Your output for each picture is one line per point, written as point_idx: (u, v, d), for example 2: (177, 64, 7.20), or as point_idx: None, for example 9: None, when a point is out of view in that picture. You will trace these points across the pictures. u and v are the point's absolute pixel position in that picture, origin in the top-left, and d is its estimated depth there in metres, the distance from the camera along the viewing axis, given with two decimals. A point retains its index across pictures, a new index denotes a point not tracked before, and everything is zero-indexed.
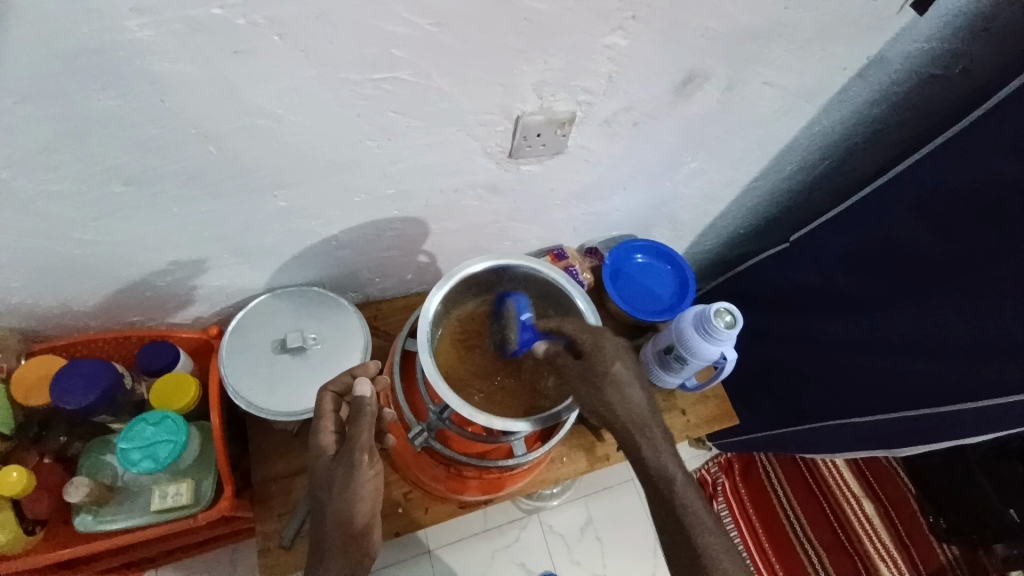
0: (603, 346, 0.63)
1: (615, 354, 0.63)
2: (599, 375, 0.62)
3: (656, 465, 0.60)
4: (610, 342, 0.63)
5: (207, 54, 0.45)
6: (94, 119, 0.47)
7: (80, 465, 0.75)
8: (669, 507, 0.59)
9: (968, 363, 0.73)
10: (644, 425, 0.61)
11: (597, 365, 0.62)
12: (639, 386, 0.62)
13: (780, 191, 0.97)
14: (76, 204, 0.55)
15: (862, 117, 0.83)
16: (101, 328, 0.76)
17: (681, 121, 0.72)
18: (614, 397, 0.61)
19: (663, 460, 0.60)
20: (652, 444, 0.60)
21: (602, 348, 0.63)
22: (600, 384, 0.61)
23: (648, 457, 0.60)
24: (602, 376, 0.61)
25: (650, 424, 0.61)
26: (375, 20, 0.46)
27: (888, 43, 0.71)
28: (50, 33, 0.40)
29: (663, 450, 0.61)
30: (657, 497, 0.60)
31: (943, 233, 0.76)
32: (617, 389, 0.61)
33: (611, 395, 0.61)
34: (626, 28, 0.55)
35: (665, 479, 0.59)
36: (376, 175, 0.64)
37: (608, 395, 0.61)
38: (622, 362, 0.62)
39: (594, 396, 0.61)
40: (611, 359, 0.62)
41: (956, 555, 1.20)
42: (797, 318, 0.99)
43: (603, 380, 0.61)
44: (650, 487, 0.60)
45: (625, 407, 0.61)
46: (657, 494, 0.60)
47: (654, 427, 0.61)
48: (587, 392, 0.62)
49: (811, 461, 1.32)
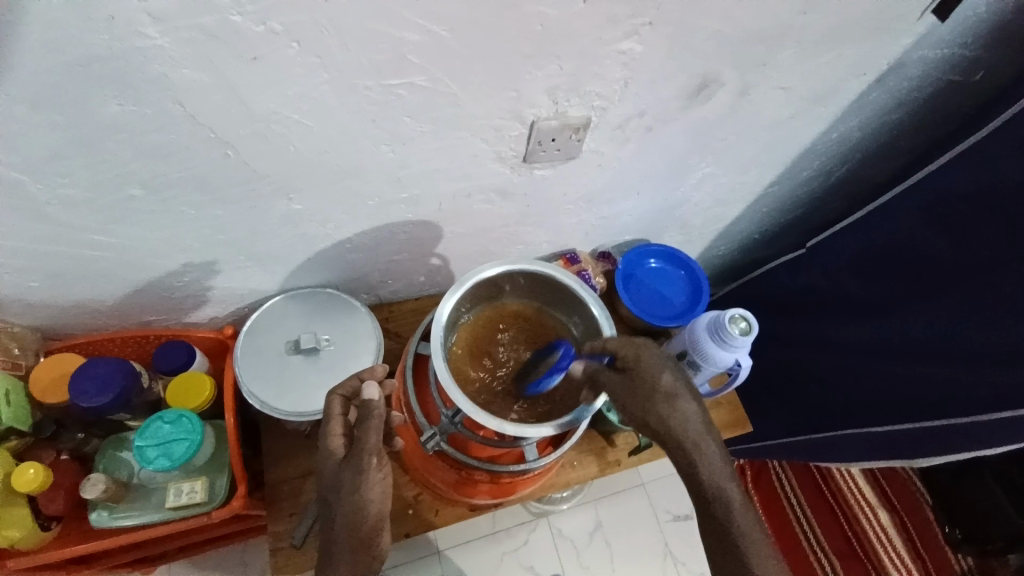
0: (647, 359, 0.60)
1: (662, 366, 0.61)
2: (650, 390, 0.60)
3: (710, 482, 0.59)
4: (653, 354, 0.61)
5: (222, 60, 0.45)
6: (111, 125, 0.48)
7: (97, 463, 0.76)
8: (722, 526, 0.58)
9: (986, 374, 0.72)
10: (699, 441, 0.59)
11: (644, 378, 0.60)
12: (690, 398, 0.61)
13: (795, 196, 0.96)
14: (92, 207, 0.55)
15: (878, 122, 0.82)
16: (118, 327, 0.77)
17: (692, 127, 0.72)
18: (668, 413, 0.59)
19: (719, 477, 0.59)
20: (706, 460, 0.59)
21: (645, 362, 0.60)
22: (652, 400, 0.59)
23: (704, 475, 0.59)
24: (653, 392, 0.59)
25: (706, 440, 0.60)
26: (387, 25, 0.46)
27: (905, 50, 0.70)
28: (67, 39, 0.40)
29: (718, 467, 0.59)
30: (709, 515, 0.59)
31: (957, 242, 0.75)
32: (670, 404, 0.59)
33: (664, 410, 0.59)
34: (637, 34, 0.55)
35: (719, 497, 0.58)
36: (388, 179, 0.64)
37: (662, 411, 0.59)
38: (670, 374, 0.61)
39: (646, 412, 0.60)
40: (659, 373, 0.60)
41: (970, 564, 1.19)
42: (810, 326, 0.98)
43: (653, 393, 0.59)
44: (703, 505, 0.59)
45: (678, 417, 0.59)
46: (709, 513, 0.59)
47: (708, 443, 0.60)
48: (638, 408, 0.60)
49: (825, 470, 1.30)
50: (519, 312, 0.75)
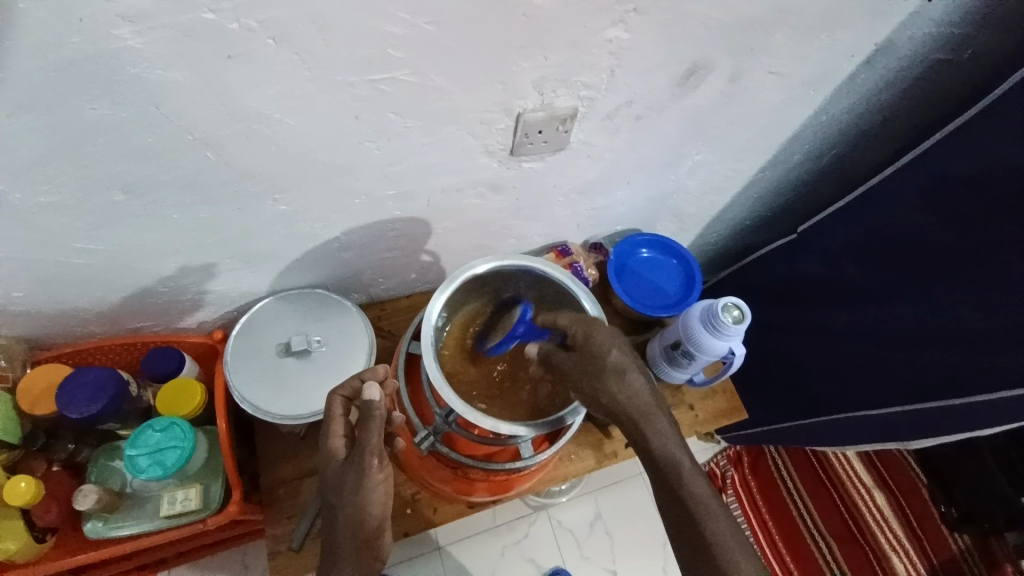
0: (592, 335, 0.62)
1: (611, 342, 0.62)
2: (598, 364, 0.61)
3: (662, 451, 0.58)
4: (601, 330, 0.62)
5: (200, 59, 0.44)
6: (89, 129, 0.46)
7: (90, 473, 0.75)
8: (674, 492, 0.58)
9: (980, 352, 0.72)
10: (649, 412, 0.60)
11: (591, 353, 0.61)
12: (639, 372, 0.61)
13: (788, 181, 0.96)
14: (74, 213, 0.54)
15: (869, 104, 0.82)
16: (106, 335, 0.75)
17: (683, 114, 0.71)
18: (617, 385, 0.60)
19: (671, 448, 0.58)
20: (656, 430, 0.59)
21: (594, 338, 0.62)
22: (601, 373, 0.60)
23: (654, 443, 0.59)
24: (602, 366, 0.60)
25: (655, 410, 0.60)
26: (367, 20, 0.45)
27: (895, 30, 0.69)
28: (40, 45, 0.39)
29: (668, 436, 0.59)
30: (663, 485, 0.59)
31: (951, 222, 0.75)
32: (619, 376, 0.60)
33: (611, 382, 0.60)
34: (626, 21, 0.54)
35: (671, 465, 0.58)
36: (376, 176, 0.63)
37: (610, 383, 0.60)
38: (619, 349, 0.62)
39: (595, 385, 0.60)
40: (606, 347, 0.61)
41: (968, 544, 1.21)
42: (805, 311, 0.98)
43: (602, 369, 0.60)
44: (659, 480, 0.59)
45: (626, 392, 0.60)
46: (663, 482, 0.58)
47: (657, 414, 0.60)
48: (586, 382, 0.60)
49: (822, 454, 1.30)
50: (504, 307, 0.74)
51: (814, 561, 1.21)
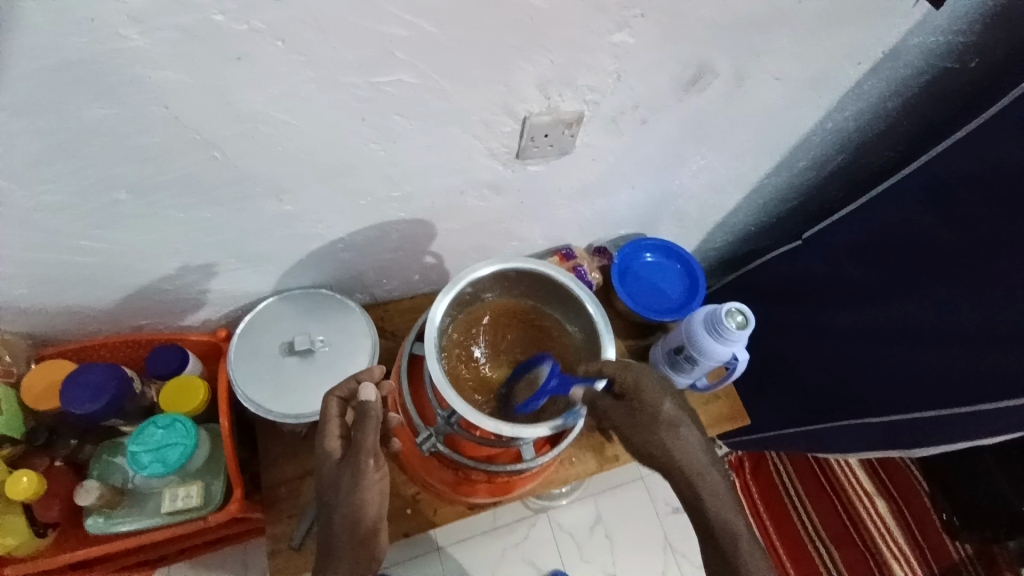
0: (645, 384, 0.60)
1: (662, 394, 0.60)
2: (651, 417, 0.59)
3: (714, 510, 0.58)
4: (650, 378, 0.60)
5: (205, 60, 0.44)
6: (93, 128, 0.47)
7: (91, 469, 0.75)
8: (724, 553, 0.58)
9: (982, 362, 0.72)
10: (702, 470, 0.59)
11: (645, 407, 0.59)
12: (691, 425, 0.60)
13: (791, 186, 0.95)
14: (78, 212, 0.54)
15: (874, 111, 0.82)
16: (109, 332, 0.76)
17: (687, 118, 0.71)
18: (672, 443, 0.58)
19: (723, 507, 0.58)
20: (709, 489, 0.58)
21: (645, 389, 0.60)
22: (654, 427, 0.59)
23: (708, 504, 0.58)
24: (655, 420, 0.59)
25: (709, 469, 0.59)
26: (372, 21, 0.45)
27: (899, 38, 0.69)
28: (45, 45, 0.39)
29: (721, 495, 0.59)
30: (714, 545, 0.58)
31: (955, 229, 0.75)
32: (672, 432, 0.59)
33: (666, 440, 0.58)
34: (630, 25, 0.54)
35: (724, 526, 0.58)
36: (379, 177, 0.63)
37: (663, 441, 0.58)
38: (671, 402, 0.60)
39: (647, 442, 0.59)
40: (660, 400, 0.60)
41: (969, 552, 1.21)
42: (808, 317, 0.97)
43: (657, 423, 0.59)
44: (709, 537, 0.59)
45: (680, 447, 0.59)
46: (714, 542, 0.58)
47: (711, 472, 0.59)
48: (639, 438, 0.59)
49: (823, 459, 1.30)
50: (503, 309, 0.74)
51: (816, 567, 1.21)
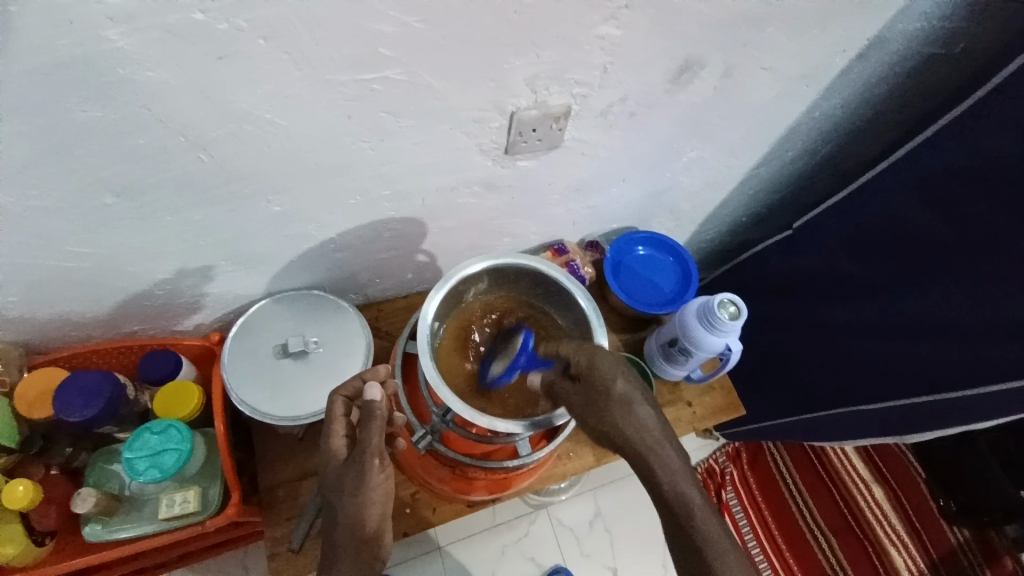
0: (595, 362, 0.59)
1: (616, 371, 0.59)
2: (604, 397, 0.58)
3: (670, 487, 0.57)
4: (601, 356, 0.60)
5: (191, 60, 0.44)
6: (79, 131, 0.46)
7: (87, 477, 0.75)
8: (683, 528, 0.57)
9: (975, 344, 0.72)
10: (656, 446, 0.57)
11: (595, 386, 0.58)
12: (645, 403, 0.59)
13: (782, 176, 0.96)
14: (67, 216, 0.54)
15: (863, 98, 0.82)
16: (103, 338, 0.75)
17: (676, 110, 0.71)
18: (623, 420, 0.58)
19: (679, 483, 0.57)
20: (663, 465, 0.57)
21: (600, 368, 0.59)
22: (606, 406, 0.58)
23: (663, 480, 0.57)
24: (606, 399, 0.58)
25: (663, 444, 0.58)
26: (358, 19, 0.45)
27: (886, 24, 0.69)
28: (27, 47, 0.39)
29: (678, 471, 0.57)
30: (673, 522, 0.58)
31: (946, 214, 0.75)
32: (625, 410, 0.58)
33: (617, 417, 0.58)
34: (617, 18, 0.54)
35: (681, 502, 0.57)
36: (369, 176, 0.63)
37: (615, 418, 0.58)
38: (623, 379, 0.59)
39: (598, 420, 0.58)
40: (610, 378, 0.58)
41: (968, 538, 1.22)
42: (802, 306, 0.98)
43: (608, 402, 0.58)
44: (667, 514, 0.58)
45: (632, 425, 0.58)
46: (672, 518, 0.57)
47: (667, 448, 0.58)
48: (591, 416, 0.59)
49: (820, 448, 1.31)
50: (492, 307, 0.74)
51: (816, 556, 1.21)
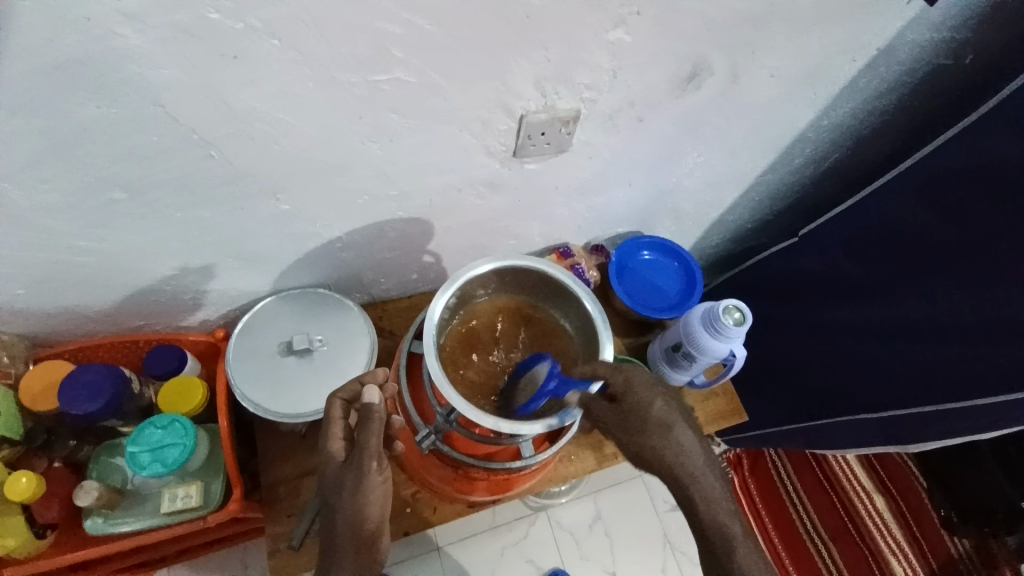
0: (635, 385, 0.60)
1: (654, 394, 0.60)
2: (642, 420, 0.59)
3: (707, 513, 0.58)
4: (641, 378, 0.60)
5: (202, 58, 0.44)
6: (90, 128, 0.47)
7: (91, 469, 0.76)
8: (721, 557, 0.57)
9: (978, 355, 0.72)
10: (695, 470, 0.59)
11: (635, 409, 0.59)
12: (684, 426, 0.60)
13: (788, 183, 0.96)
14: (75, 212, 0.55)
15: (870, 108, 0.82)
16: (108, 333, 0.76)
17: (683, 115, 0.71)
18: (662, 444, 0.59)
19: (716, 509, 0.58)
20: (702, 490, 0.58)
21: (638, 391, 0.60)
22: (644, 429, 0.59)
23: (701, 506, 0.58)
24: (645, 422, 0.59)
25: (701, 469, 0.59)
26: (369, 19, 0.45)
27: (894, 34, 0.69)
28: (41, 44, 0.39)
29: (715, 497, 0.59)
30: (710, 550, 0.58)
31: (952, 224, 0.75)
32: (663, 434, 0.59)
33: (658, 441, 0.59)
34: (626, 22, 0.54)
35: (717, 529, 0.58)
36: (376, 175, 0.63)
37: (655, 442, 0.59)
38: (663, 402, 0.60)
39: (639, 443, 0.59)
40: (651, 401, 0.60)
41: (968, 547, 1.21)
42: (805, 313, 0.98)
43: (647, 424, 0.59)
44: (703, 540, 0.59)
45: (671, 450, 0.59)
46: (709, 545, 0.58)
47: (705, 472, 0.59)
48: (629, 439, 0.60)
49: (821, 456, 1.30)
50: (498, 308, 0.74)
51: (815, 564, 1.21)
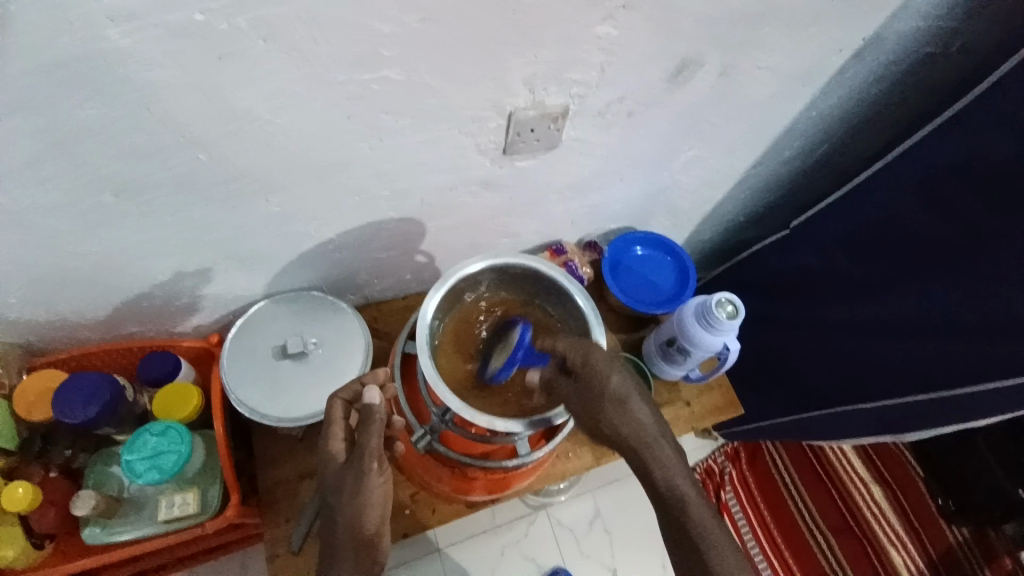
0: (593, 359, 0.59)
1: (611, 367, 0.60)
2: (598, 394, 0.59)
3: (665, 482, 0.58)
4: (598, 354, 0.60)
5: (193, 60, 0.44)
6: (80, 130, 0.46)
7: (86, 478, 0.75)
8: (677, 522, 0.58)
9: (971, 341, 0.73)
10: (653, 442, 0.58)
11: (592, 383, 0.59)
12: (641, 399, 0.59)
13: (781, 174, 0.96)
14: (67, 215, 0.54)
15: (860, 98, 0.82)
16: (103, 340, 0.76)
17: (674, 109, 0.71)
18: (618, 417, 0.58)
19: (673, 478, 0.58)
20: (660, 461, 0.58)
21: (595, 365, 0.59)
22: (600, 403, 0.58)
23: (658, 476, 0.58)
24: (601, 396, 0.58)
25: (657, 439, 0.58)
26: (360, 19, 0.45)
27: (883, 24, 0.70)
28: (30, 46, 0.39)
29: (672, 466, 0.58)
30: (669, 517, 0.58)
31: (944, 212, 0.75)
32: (619, 407, 0.58)
33: (613, 414, 0.58)
34: (615, 17, 0.55)
35: (676, 498, 0.57)
36: (369, 176, 0.63)
37: (612, 415, 0.58)
38: (619, 376, 0.59)
39: (596, 417, 0.59)
40: (608, 375, 0.59)
41: (966, 536, 1.22)
42: (799, 304, 0.98)
43: (602, 398, 0.58)
44: (662, 508, 0.59)
45: (627, 422, 0.58)
46: (668, 512, 0.58)
47: (661, 441, 0.59)
48: (587, 413, 0.59)
49: (819, 448, 1.31)
50: (491, 306, 0.74)
51: (815, 556, 1.21)
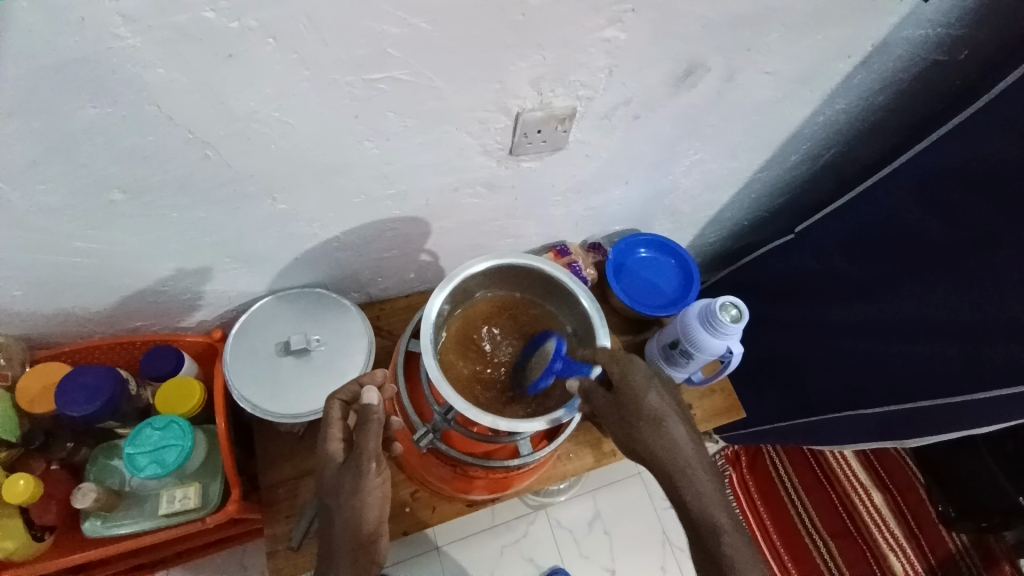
0: (632, 378, 0.60)
1: (649, 386, 0.60)
2: (635, 413, 0.59)
3: (698, 509, 0.58)
4: (639, 372, 0.60)
5: (199, 60, 0.44)
6: (86, 129, 0.47)
7: (88, 472, 0.75)
8: (710, 551, 0.58)
9: (974, 350, 0.73)
10: (688, 466, 0.58)
11: (630, 401, 0.59)
12: (678, 420, 0.60)
13: (784, 180, 0.96)
14: (71, 214, 0.54)
15: (865, 104, 0.82)
16: (105, 334, 0.75)
17: (678, 114, 0.71)
18: (654, 437, 0.59)
19: (707, 505, 0.58)
20: (694, 486, 0.58)
21: (634, 383, 0.60)
22: (636, 422, 0.59)
23: (692, 501, 0.58)
24: (638, 415, 0.59)
25: (693, 464, 0.59)
26: (366, 20, 0.45)
27: (889, 31, 0.70)
28: (36, 45, 0.39)
29: (706, 492, 0.58)
30: (701, 546, 0.58)
31: (947, 220, 0.75)
32: (655, 427, 0.59)
33: (649, 435, 0.59)
34: (622, 21, 0.55)
35: (709, 526, 0.58)
36: (373, 175, 0.63)
37: (648, 435, 0.59)
38: (657, 396, 0.60)
39: (631, 437, 0.59)
40: (646, 394, 0.59)
41: (966, 542, 1.22)
42: (801, 310, 0.98)
43: (639, 418, 0.59)
44: (694, 535, 0.59)
45: (662, 445, 0.59)
46: (700, 538, 0.58)
47: (697, 466, 0.59)
48: (623, 433, 0.60)
49: (819, 452, 1.31)
50: (496, 306, 0.74)
51: (814, 562, 1.21)
